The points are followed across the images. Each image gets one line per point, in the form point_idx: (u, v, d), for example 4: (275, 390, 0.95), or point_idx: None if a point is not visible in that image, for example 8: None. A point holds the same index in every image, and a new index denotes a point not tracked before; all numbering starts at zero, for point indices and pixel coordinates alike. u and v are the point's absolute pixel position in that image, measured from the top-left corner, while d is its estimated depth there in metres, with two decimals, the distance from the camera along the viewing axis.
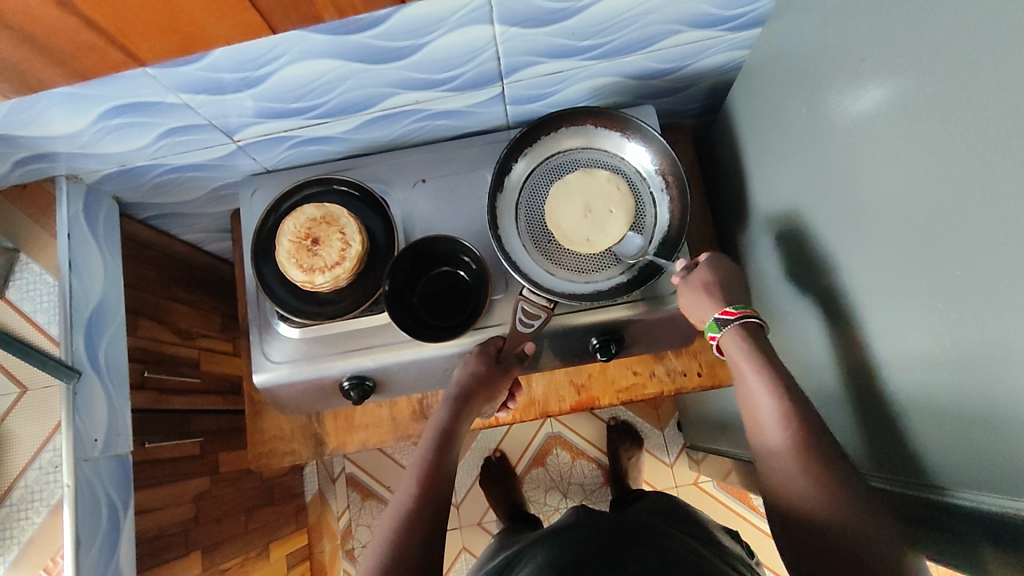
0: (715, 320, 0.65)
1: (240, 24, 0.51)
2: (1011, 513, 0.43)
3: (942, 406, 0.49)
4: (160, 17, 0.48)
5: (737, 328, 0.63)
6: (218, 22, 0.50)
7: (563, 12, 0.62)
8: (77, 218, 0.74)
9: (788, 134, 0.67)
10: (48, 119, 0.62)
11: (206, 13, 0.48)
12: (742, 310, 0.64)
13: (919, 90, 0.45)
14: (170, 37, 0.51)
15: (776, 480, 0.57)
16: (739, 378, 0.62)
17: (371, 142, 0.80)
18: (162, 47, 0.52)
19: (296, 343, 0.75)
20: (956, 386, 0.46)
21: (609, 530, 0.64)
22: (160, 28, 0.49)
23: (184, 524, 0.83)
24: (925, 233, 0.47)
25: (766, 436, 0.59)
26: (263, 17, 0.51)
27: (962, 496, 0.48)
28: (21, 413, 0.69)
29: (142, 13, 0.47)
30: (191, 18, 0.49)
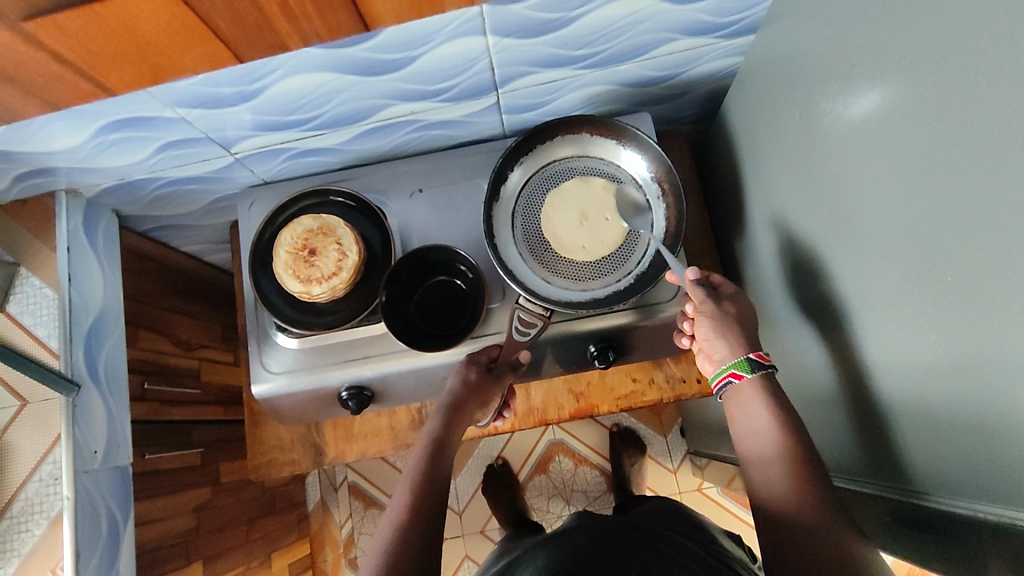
0: (749, 359, 0.63)
1: (208, 54, 0.50)
2: (995, 520, 0.43)
3: (932, 413, 0.48)
4: (123, 45, 0.47)
5: (755, 378, 0.62)
6: (185, 51, 0.49)
7: (556, 23, 0.62)
8: (76, 232, 0.74)
9: (781, 141, 0.67)
10: (47, 135, 0.63)
11: (170, 40, 0.47)
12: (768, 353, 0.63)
13: (911, 96, 0.45)
14: (137, 64, 0.50)
15: (763, 505, 0.56)
16: (743, 409, 0.62)
17: (368, 153, 0.81)
18: (131, 76, 0.51)
19: (295, 353, 0.75)
20: (947, 392, 0.46)
21: (603, 534, 0.65)
22: (128, 55, 0.48)
23: (186, 534, 0.84)
24: (916, 238, 0.47)
25: (767, 472, 0.57)
26: (229, 47, 0.49)
27: (950, 502, 0.48)
28: (22, 425, 0.69)
29: (109, 42, 0.46)
30: (158, 46, 0.48)
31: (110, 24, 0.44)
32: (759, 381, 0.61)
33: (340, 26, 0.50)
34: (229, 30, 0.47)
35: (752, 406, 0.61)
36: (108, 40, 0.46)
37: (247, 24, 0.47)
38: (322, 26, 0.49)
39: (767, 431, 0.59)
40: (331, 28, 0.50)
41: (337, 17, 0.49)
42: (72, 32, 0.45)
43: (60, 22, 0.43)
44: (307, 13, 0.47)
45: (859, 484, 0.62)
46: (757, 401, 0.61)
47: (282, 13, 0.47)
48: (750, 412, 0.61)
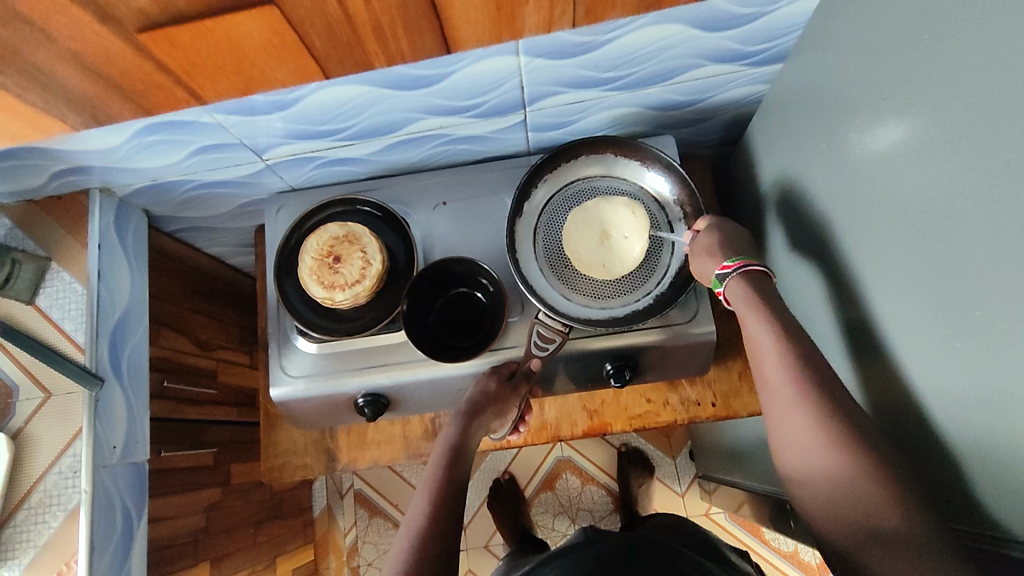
0: (718, 276, 0.65)
1: (298, 68, 0.49)
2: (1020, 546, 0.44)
3: (962, 443, 0.49)
4: (221, 57, 0.46)
5: (738, 278, 0.64)
6: (278, 65, 0.48)
7: (587, 45, 0.64)
8: (108, 229, 0.76)
9: (808, 169, 0.68)
10: (87, 136, 0.65)
11: (265, 54, 0.47)
12: (738, 261, 0.64)
13: (937, 131, 0.46)
14: (230, 76, 0.49)
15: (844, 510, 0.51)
16: (784, 413, 0.57)
17: (395, 164, 0.82)
18: (224, 86, 0.50)
19: (314, 358, 0.76)
20: (977, 425, 0.46)
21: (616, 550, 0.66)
22: (211, 68, 0.47)
23: (195, 534, 0.84)
24: (944, 270, 0.47)
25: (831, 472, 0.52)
26: (320, 62, 0.49)
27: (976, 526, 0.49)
28: (44, 417, 0.70)
29: (206, 59, 0.46)
30: (253, 58, 0.47)
31: (215, 45, 0.45)
32: (745, 281, 0.63)
33: (424, 51, 0.50)
34: (323, 47, 0.47)
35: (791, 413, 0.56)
36: (209, 53, 0.46)
37: (341, 40, 0.47)
38: (409, 48, 0.49)
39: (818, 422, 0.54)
40: (417, 50, 0.50)
41: (424, 41, 0.49)
42: (180, 44, 0.44)
43: (168, 35, 0.43)
44: (396, 35, 0.47)
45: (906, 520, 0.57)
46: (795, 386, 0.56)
47: (374, 33, 0.46)
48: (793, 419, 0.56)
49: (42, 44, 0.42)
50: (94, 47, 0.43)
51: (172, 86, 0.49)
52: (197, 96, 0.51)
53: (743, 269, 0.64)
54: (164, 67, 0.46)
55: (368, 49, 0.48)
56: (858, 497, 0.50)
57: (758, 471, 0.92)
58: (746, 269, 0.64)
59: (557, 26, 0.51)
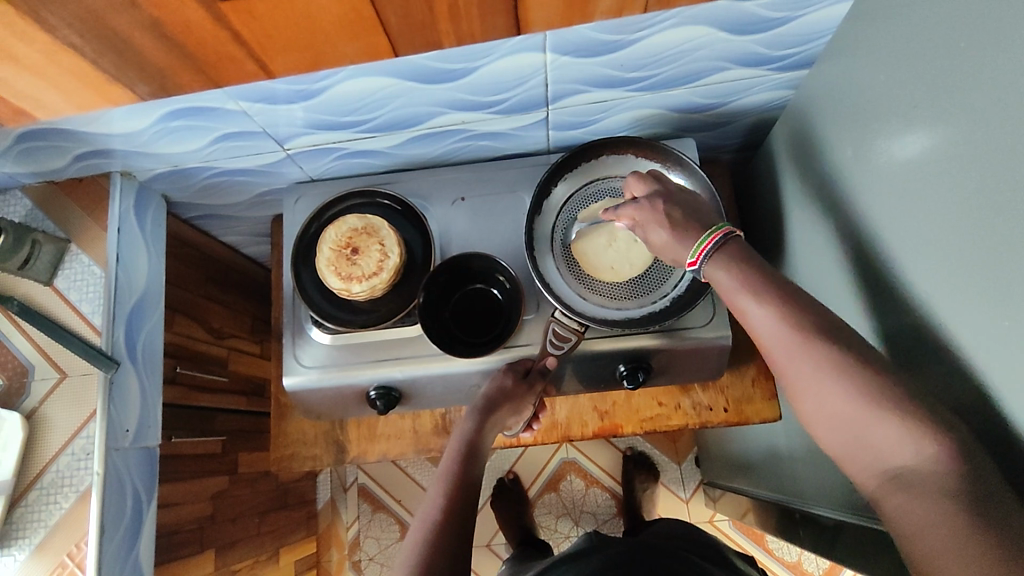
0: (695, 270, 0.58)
1: (369, 45, 0.49)
2: None
3: None
4: (296, 31, 0.46)
5: (713, 262, 0.56)
6: (350, 41, 0.49)
7: (614, 44, 0.63)
8: (128, 213, 0.76)
9: (831, 174, 0.67)
10: (111, 119, 0.65)
11: (339, 29, 0.47)
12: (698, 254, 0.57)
13: (967, 141, 0.46)
14: (301, 51, 0.49)
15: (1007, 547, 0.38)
16: (811, 388, 0.49)
17: (414, 158, 0.82)
18: (293, 62, 0.50)
19: (328, 349, 0.76)
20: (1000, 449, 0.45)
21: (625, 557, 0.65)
22: (288, 41, 0.47)
23: (202, 521, 0.85)
24: (969, 283, 0.46)
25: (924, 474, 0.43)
26: (391, 40, 0.49)
27: None
28: (59, 398, 0.70)
29: (282, 30, 0.46)
30: (326, 34, 0.47)
31: (292, 16, 0.45)
32: (722, 265, 0.55)
33: (495, 31, 0.50)
34: (398, 26, 0.47)
35: (821, 388, 0.48)
36: (286, 26, 0.45)
37: (415, 20, 0.47)
38: (480, 28, 0.49)
39: (824, 375, 0.48)
40: (488, 31, 0.50)
41: (495, 23, 0.49)
42: (259, 14, 0.44)
43: (249, 5, 0.43)
44: (471, 15, 0.48)
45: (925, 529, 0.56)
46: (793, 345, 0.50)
47: (449, 13, 0.47)
48: (824, 395, 0.48)
49: (126, 9, 0.42)
50: (175, 15, 0.43)
51: (245, 58, 0.49)
52: (265, 69, 0.51)
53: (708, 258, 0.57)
54: (240, 38, 0.46)
55: (440, 28, 0.49)
56: (910, 475, 0.43)
57: (766, 479, 0.92)
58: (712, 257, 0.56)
59: (628, 11, 0.51)
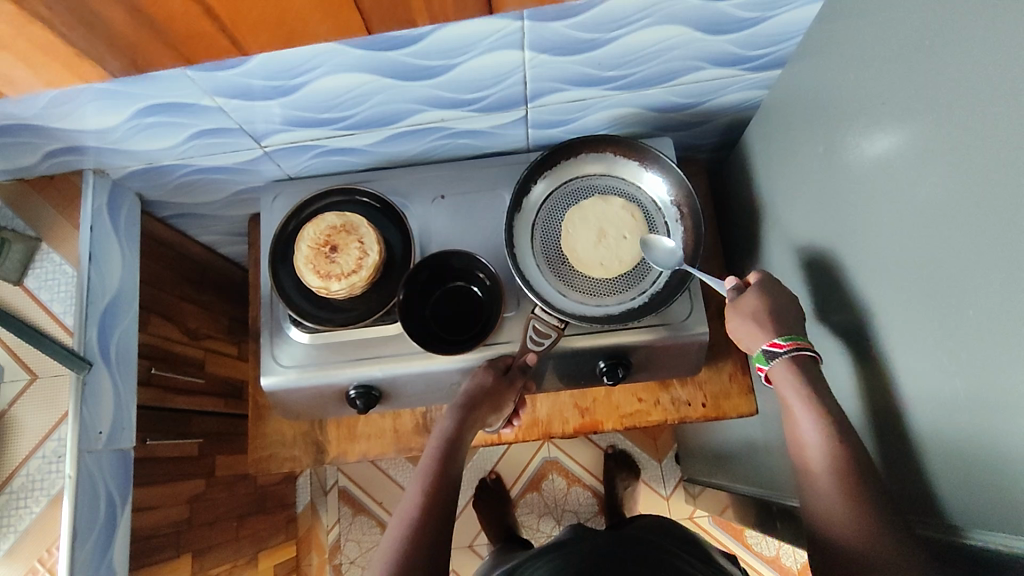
0: (767, 353, 0.64)
1: (342, 23, 0.50)
2: (1005, 549, 0.44)
3: (955, 447, 0.48)
4: (267, 11, 0.47)
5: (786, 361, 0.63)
6: (322, 21, 0.49)
7: (591, 43, 0.64)
8: (101, 211, 0.75)
9: (804, 171, 0.69)
10: (83, 114, 0.64)
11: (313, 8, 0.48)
12: (792, 341, 0.63)
13: (930, 138, 0.47)
14: (273, 29, 0.49)
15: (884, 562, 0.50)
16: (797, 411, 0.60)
17: (394, 157, 0.82)
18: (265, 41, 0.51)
19: (306, 348, 0.75)
20: (969, 437, 0.46)
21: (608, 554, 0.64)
22: (259, 19, 0.48)
23: (178, 525, 0.83)
24: (937, 273, 0.48)
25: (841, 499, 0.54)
26: (364, 18, 0.50)
27: (970, 535, 0.47)
28: (29, 402, 0.68)
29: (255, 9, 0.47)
30: (299, 12, 0.48)
31: None
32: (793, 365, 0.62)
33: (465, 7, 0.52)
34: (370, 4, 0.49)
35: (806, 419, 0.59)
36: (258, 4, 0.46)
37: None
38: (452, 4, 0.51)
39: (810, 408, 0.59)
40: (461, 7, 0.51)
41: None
42: None
43: None
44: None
45: None
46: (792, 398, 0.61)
47: None
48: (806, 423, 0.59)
49: None
50: None
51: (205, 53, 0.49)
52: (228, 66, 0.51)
53: (795, 352, 0.63)
54: (211, 16, 0.47)
55: (412, 6, 0.50)
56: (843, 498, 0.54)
57: (745, 474, 0.93)
58: (798, 353, 0.63)
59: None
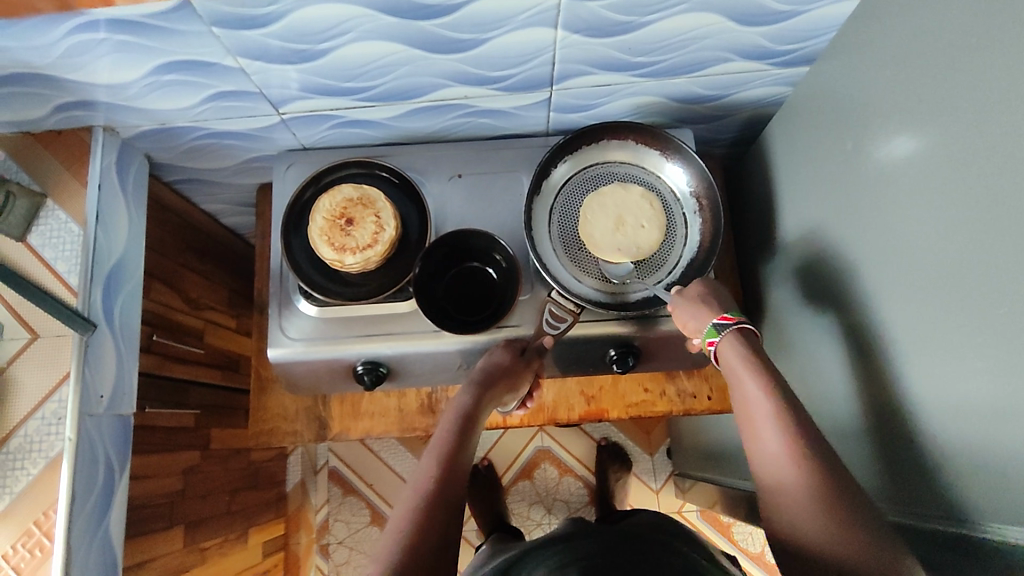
0: (715, 325, 0.65)
1: None
2: (1009, 541, 0.44)
3: (969, 445, 0.48)
4: None
5: (734, 333, 0.64)
6: None
7: (626, 25, 0.63)
8: (109, 170, 0.73)
9: (823, 169, 0.69)
10: (99, 68, 0.62)
11: None
12: (738, 315, 0.65)
13: (964, 137, 0.47)
14: None
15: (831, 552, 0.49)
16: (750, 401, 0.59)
17: (411, 132, 0.81)
18: None
19: (314, 321, 0.74)
20: (986, 437, 0.46)
21: (618, 539, 0.63)
22: None
23: (172, 495, 0.82)
24: (965, 272, 0.48)
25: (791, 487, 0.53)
26: None
27: (975, 528, 0.48)
28: (29, 361, 0.66)
29: None
30: None
31: None
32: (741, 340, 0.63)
33: None
34: None
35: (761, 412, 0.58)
36: None
37: None
38: None
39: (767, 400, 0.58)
40: None
41: None
42: None
43: None
44: None
45: (898, 515, 0.58)
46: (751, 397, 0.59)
47: None
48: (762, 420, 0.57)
49: None
50: None
51: None
52: None
53: (741, 325, 0.65)
54: None
55: None
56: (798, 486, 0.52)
57: (742, 470, 0.93)
58: (743, 326, 0.65)
59: None
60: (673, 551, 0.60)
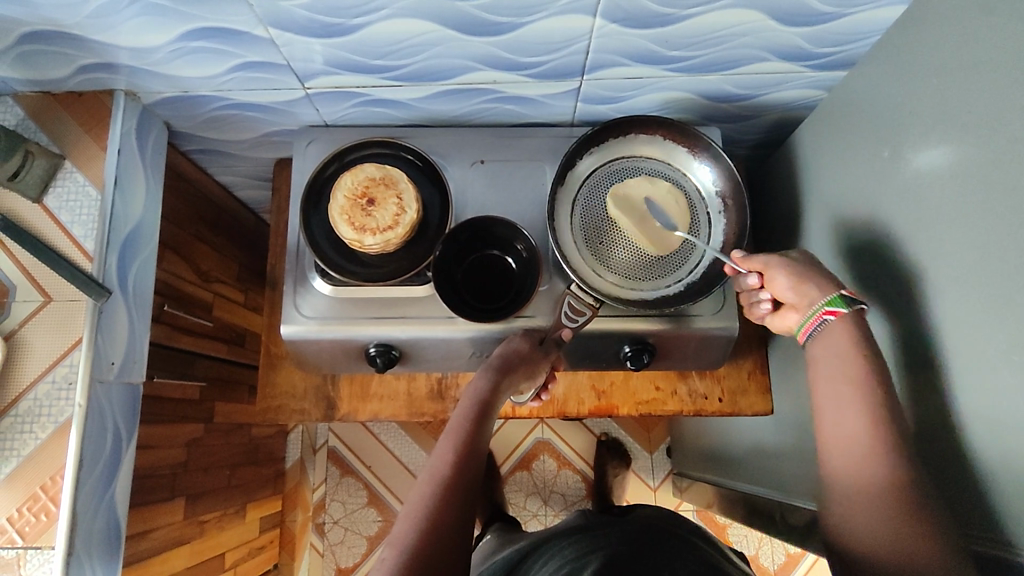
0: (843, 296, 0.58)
1: None
2: None
3: (1003, 463, 0.48)
4: None
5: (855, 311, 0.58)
6: None
7: (667, 17, 0.62)
8: (129, 135, 0.72)
9: (855, 175, 0.68)
10: (126, 30, 0.61)
11: None
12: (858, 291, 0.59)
13: (1008, 150, 0.47)
14: None
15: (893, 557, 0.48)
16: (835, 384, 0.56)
17: (435, 115, 0.80)
18: None
19: (328, 300, 0.73)
20: (1022, 455, 0.46)
21: (635, 534, 0.63)
22: None
23: (175, 467, 0.81)
24: (1007, 286, 0.47)
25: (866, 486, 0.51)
26: None
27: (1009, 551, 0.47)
28: (40, 324, 0.65)
29: None
30: None
31: None
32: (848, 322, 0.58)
33: None
34: None
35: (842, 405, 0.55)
36: None
37: None
38: None
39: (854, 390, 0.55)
40: None
41: None
42: None
43: None
44: None
45: None
46: (837, 372, 0.56)
47: None
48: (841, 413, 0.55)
49: None
50: None
51: None
52: None
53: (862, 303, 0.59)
54: None
55: None
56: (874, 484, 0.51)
57: (747, 473, 0.93)
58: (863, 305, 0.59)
59: None
60: (687, 546, 0.61)
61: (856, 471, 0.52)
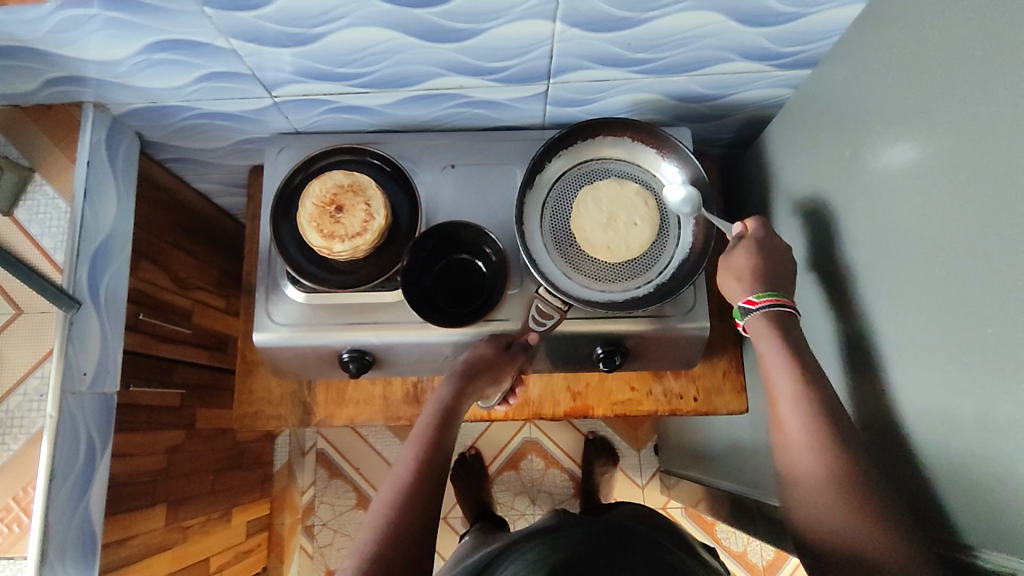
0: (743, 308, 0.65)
1: None
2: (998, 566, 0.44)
3: (954, 463, 0.48)
4: None
5: (761, 315, 0.63)
6: None
7: (626, 21, 0.62)
8: (99, 147, 0.72)
9: (820, 175, 0.68)
10: (89, 44, 0.61)
11: None
12: (769, 297, 0.63)
13: (958, 152, 0.47)
14: None
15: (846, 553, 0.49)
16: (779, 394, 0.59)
17: (406, 120, 0.80)
18: None
19: (301, 307, 0.74)
20: (971, 455, 0.46)
21: (601, 533, 0.63)
22: None
23: (155, 474, 0.82)
24: (955, 287, 0.47)
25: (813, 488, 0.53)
26: None
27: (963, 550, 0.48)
28: (13, 336, 0.66)
29: None
30: None
31: None
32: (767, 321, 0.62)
33: None
34: None
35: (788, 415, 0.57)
36: None
37: None
38: None
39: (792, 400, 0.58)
40: None
41: None
42: None
43: None
44: None
45: None
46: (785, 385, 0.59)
47: None
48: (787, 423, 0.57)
49: None
50: None
51: None
52: None
53: (771, 306, 0.63)
54: None
55: None
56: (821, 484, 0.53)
57: (726, 470, 0.94)
58: (774, 308, 0.63)
59: None
60: (653, 545, 0.61)
61: (805, 475, 0.54)
